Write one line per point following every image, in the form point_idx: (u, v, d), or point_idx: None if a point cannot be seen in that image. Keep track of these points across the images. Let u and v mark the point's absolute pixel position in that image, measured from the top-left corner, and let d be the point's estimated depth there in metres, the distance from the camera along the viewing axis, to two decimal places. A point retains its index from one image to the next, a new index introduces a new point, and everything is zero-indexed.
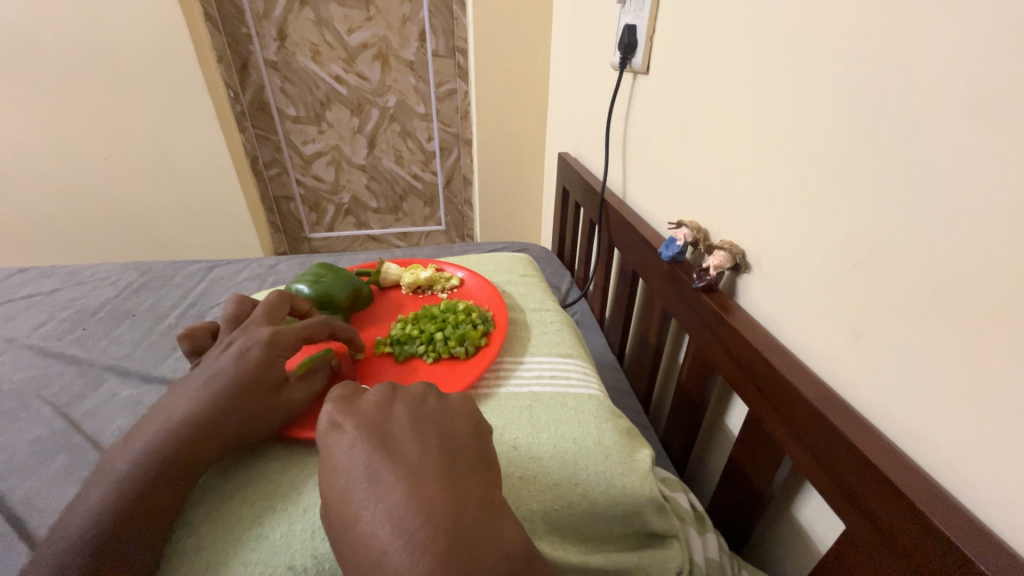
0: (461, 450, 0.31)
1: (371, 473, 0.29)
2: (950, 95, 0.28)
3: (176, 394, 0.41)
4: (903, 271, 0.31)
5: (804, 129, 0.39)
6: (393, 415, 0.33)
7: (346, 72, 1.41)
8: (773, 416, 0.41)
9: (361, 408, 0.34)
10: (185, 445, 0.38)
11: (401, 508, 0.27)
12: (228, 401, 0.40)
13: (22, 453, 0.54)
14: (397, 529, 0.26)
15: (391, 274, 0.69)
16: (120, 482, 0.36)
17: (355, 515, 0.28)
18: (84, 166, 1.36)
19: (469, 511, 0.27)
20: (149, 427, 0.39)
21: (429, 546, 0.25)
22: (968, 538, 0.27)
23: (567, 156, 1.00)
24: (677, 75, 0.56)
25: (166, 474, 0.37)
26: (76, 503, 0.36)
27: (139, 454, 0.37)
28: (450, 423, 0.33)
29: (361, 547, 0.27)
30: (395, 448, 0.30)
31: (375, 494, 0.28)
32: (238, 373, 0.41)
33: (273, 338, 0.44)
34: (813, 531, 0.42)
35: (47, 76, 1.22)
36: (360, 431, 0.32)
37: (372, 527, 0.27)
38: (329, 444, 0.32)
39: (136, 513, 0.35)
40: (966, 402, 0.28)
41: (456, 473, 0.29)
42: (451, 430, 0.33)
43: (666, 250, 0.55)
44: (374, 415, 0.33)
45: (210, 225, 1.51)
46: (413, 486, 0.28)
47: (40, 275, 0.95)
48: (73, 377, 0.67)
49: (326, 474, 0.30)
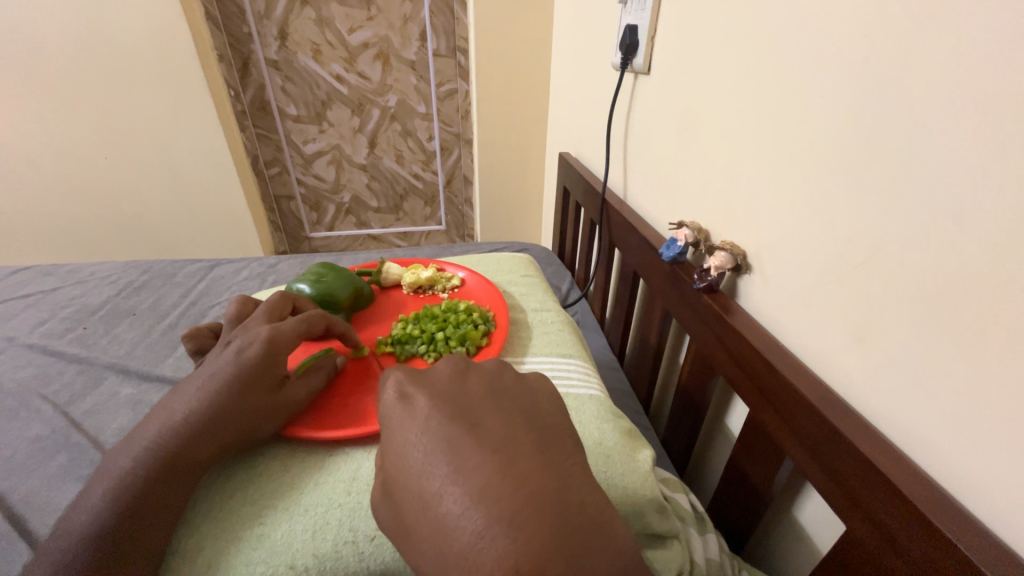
0: (547, 426, 0.30)
1: (455, 450, 0.28)
2: (951, 96, 0.28)
3: (176, 392, 0.41)
4: (905, 273, 0.31)
5: (806, 131, 0.39)
6: (468, 389, 0.32)
7: (348, 72, 1.41)
8: (774, 417, 0.41)
9: (432, 382, 0.32)
10: (185, 443, 0.38)
11: (493, 488, 0.26)
12: (226, 401, 0.40)
13: (22, 452, 0.54)
14: (491, 509, 0.26)
15: (392, 273, 0.69)
16: (121, 482, 0.36)
17: (439, 491, 0.27)
18: (85, 165, 1.36)
19: (566, 492, 0.27)
20: (150, 426, 0.39)
21: (530, 527, 0.25)
22: (968, 540, 0.27)
23: (568, 156, 1.00)
24: (679, 76, 0.56)
25: (165, 473, 0.37)
26: (79, 501, 0.36)
27: (142, 452, 0.37)
28: (530, 399, 0.32)
29: (448, 524, 0.27)
30: (473, 423, 0.29)
31: (462, 471, 0.27)
32: (238, 372, 0.41)
33: (271, 335, 0.44)
34: (814, 532, 0.42)
35: (48, 75, 1.22)
36: (437, 405, 0.30)
37: (460, 505, 0.26)
38: (403, 418, 0.31)
39: (137, 512, 0.35)
40: (967, 403, 0.28)
41: (548, 451, 0.29)
42: (535, 407, 0.32)
43: (667, 251, 0.55)
44: (449, 390, 0.32)
45: (210, 224, 1.50)
46: (503, 465, 0.27)
47: (41, 274, 0.95)
48: (73, 375, 0.67)
49: (403, 448, 0.30)
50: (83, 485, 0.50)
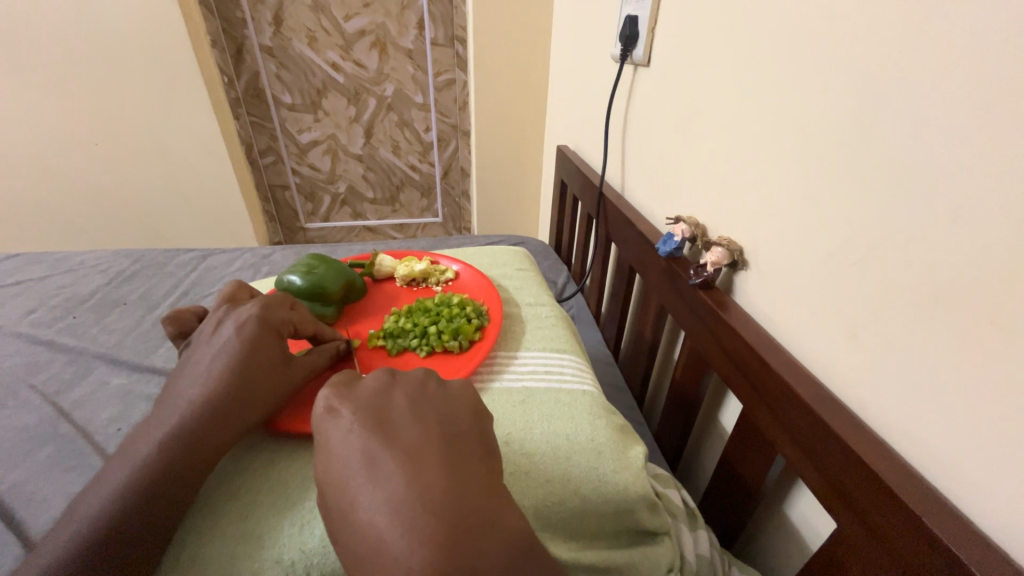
0: (463, 437, 0.31)
1: (368, 459, 0.28)
2: (950, 92, 0.27)
3: (181, 380, 0.41)
4: (902, 272, 0.31)
5: (806, 126, 0.38)
6: (392, 398, 0.32)
7: (344, 60, 1.39)
8: (767, 414, 0.41)
9: (358, 391, 0.33)
10: (197, 430, 0.38)
11: (401, 497, 0.27)
12: (233, 380, 0.40)
13: (11, 442, 0.54)
14: (399, 518, 0.26)
15: (384, 265, 0.68)
16: (133, 471, 0.36)
17: (353, 501, 0.28)
18: (75, 150, 1.34)
19: (475, 501, 0.27)
20: (160, 416, 0.39)
21: (434, 536, 0.25)
22: (957, 537, 0.27)
23: (566, 149, 0.99)
24: (679, 67, 0.55)
25: (178, 461, 0.37)
26: (89, 492, 0.36)
27: (156, 442, 0.37)
28: (446, 411, 0.32)
29: (362, 534, 0.27)
30: (393, 431, 0.30)
31: (375, 480, 0.28)
32: (240, 355, 0.41)
33: (267, 314, 0.44)
34: (804, 529, 0.42)
35: (37, 58, 1.19)
36: (357, 414, 0.31)
37: (372, 515, 0.27)
38: (324, 426, 0.31)
39: (150, 502, 0.35)
40: (960, 401, 0.28)
41: (461, 459, 0.29)
42: (451, 416, 0.32)
43: (664, 246, 0.54)
44: (373, 399, 0.32)
45: (204, 213, 1.49)
46: (414, 474, 0.27)
47: (31, 261, 0.94)
48: (62, 365, 0.66)
49: (322, 460, 0.30)
50: (72, 476, 0.49)
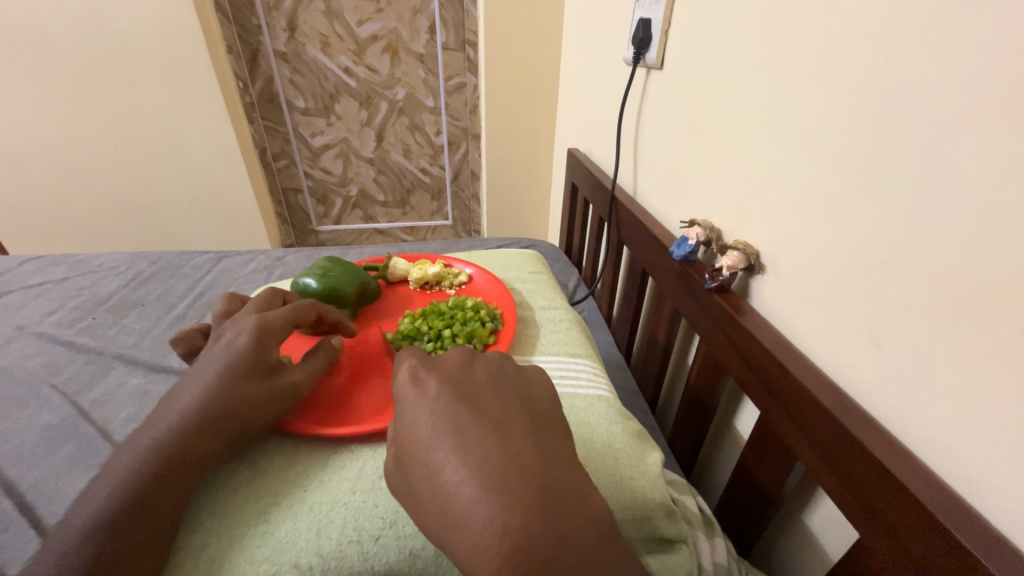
0: (544, 417, 0.31)
1: (457, 428, 0.29)
2: (971, 97, 0.27)
3: (175, 391, 0.41)
4: (924, 276, 0.30)
5: (825, 128, 0.37)
6: (474, 376, 0.33)
7: (356, 65, 1.41)
8: (785, 420, 0.40)
9: (441, 366, 0.34)
10: (183, 437, 0.38)
11: (490, 465, 0.28)
12: (217, 388, 0.40)
13: (33, 440, 0.55)
14: (488, 483, 0.27)
15: (398, 268, 0.68)
16: (124, 477, 0.37)
17: (441, 467, 0.28)
18: (96, 155, 1.37)
19: (558, 474, 0.28)
20: (152, 422, 0.40)
21: (523, 498, 0.27)
22: (984, 546, 0.26)
23: (577, 152, 0.99)
24: (692, 68, 0.55)
25: (169, 467, 0.37)
26: (81, 501, 0.36)
27: (142, 453, 0.38)
28: (528, 394, 0.33)
29: (448, 494, 0.28)
30: (478, 405, 0.31)
31: (464, 448, 0.28)
32: (232, 364, 0.42)
33: (259, 325, 0.44)
34: (824, 538, 0.41)
35: (60, 65, 1.22)
36: (445, 388, 0.32)
37: (459, 481, 0.27)
38: (411, 397, 0.32)
39: (142, 508, 0.35)
40: (982, 410, 0.28)
41: (544, 435, 0.30)
42: (532, 395, 0.33)
43: (678, 249, 0.54)
44: (457, 375, 0.33)
45: (218, 216, 1.51)
46: (503, 445, 0.28)
47: (52, 263, 0.96)
48: (82, 364, 0.68)
49: (406, 428, 0.31)
50: (90, 475, 0.50)
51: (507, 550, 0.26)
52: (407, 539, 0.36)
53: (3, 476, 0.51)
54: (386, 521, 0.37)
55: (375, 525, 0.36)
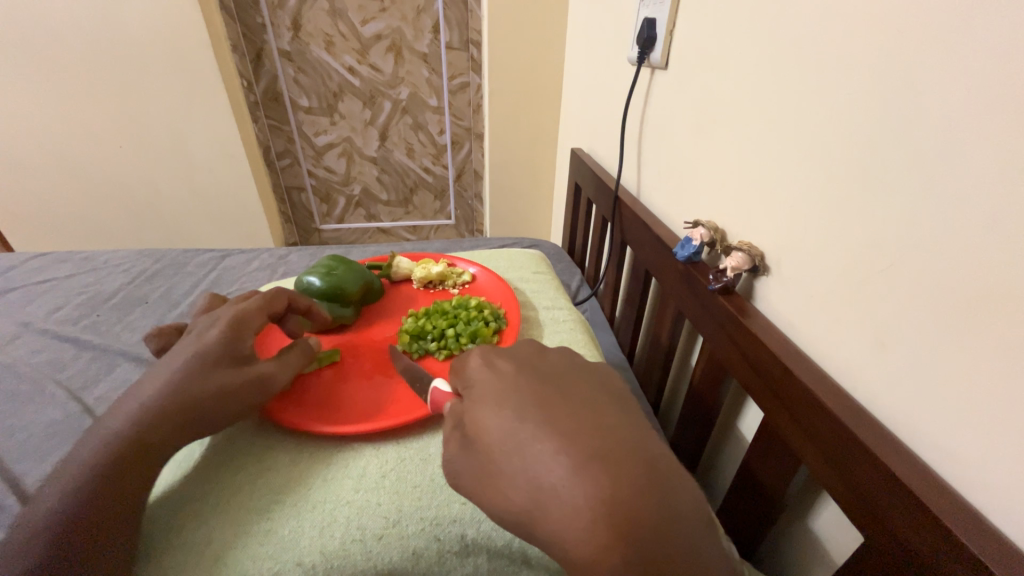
0: (615, 395, 0.32)
1: (536, 400, 0.30)
2: (977, 99, 0.27)
3: (138, 382, 0.39)
4: (930, 278, 0.30)
5: (831, 131, 0.37)
6: (546, 361, 0.35)
7: (360, 64, 1.41)
8: (790, 422, 0.40)
9: (513, 356, 0.36)
10: (146, 428, 0.37)
11: (579, 432, 0.28)
12: (187, 377, 0.39)
13: (37, 436, 0.55)
14: (579, 447, 0.27)
15: (401, 267, 0.68)
16: (83, 474, 0.34)
17: (528, 437, 0.28)
18: (101, 154, 1.38)
19: (646, 443, 0.28)
20: (110, 415, 0.38)
21: (614, 459, 0.26)
22: (987, 548, 0.26)
23: (580, 151, 0.99)
24: (697, 68, 0.55)
25: (134, 463, 0.36)
26: (37, 501, 0.34)
27: (102, 448, 0.36)
28: (602, 376, 0.34)
29: (531, 463, 0.27)
30: (552, 385, 0.32)
31: (551, 418, 0.29)
32: (204, 354, 0.41)
33: (234, 316, 0.44)
34: (828, 541, 0.41)
35: (65, 63, 1.23)
36: (522, 371, 0.33)
37: (545, 447, 0.27)
38: (490, 379, 0.33)
39: (108, 505, 0.34)
40: (988, 415, 0.27)
41: (624, 409, 0.31)
42: (602, 381, 0.34)
43: (681, 250, 0.53)
44: (529, 362, 0.35)
45: (221, 214, 1.51)
46: (590, 415, 0.29)
47: (56, 260, 0.96)
48: (86, 361, 0.68)
49: (485, 406, 0.31)
50: None
51: (607, 514, 0.24)
52: (410, 538, 0.36)
53: (8, 472, 0.51)
54: (389, 521, 0.37)
55: (378, 524, 0.37)
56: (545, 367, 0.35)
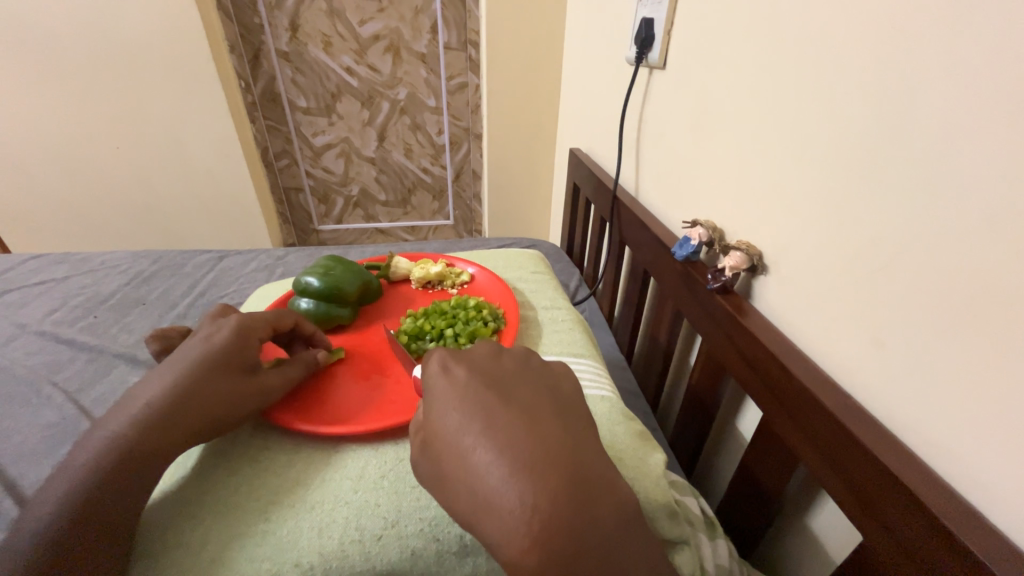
0: (566, 404, 0.32)
1: (486, 409, 0.30)
2: (974, 98, 0.27)
3: (141, 383, 0.41)
4: (928, 277, 0.30)
5: (829, 131, 0.37)
6: (501, 366, 0.34)
7: (358, 64, 1.41)
8: (788, 421, 0.40)
9: (471, 357, 0.35)
10: (146, 428, 0.38)
11: (522, 446, 0.28)
12: (190, 379, 0.40)
13: (35, 438, 0.55)
14: (520, 470, 0.27)
15: (400, 268, 0.68)
16: (82, 472, 0.36)
17: (473, 456, 0.28)
18: (99, 154, 1.37)
19: (586, 458, 0.29)
20: (113, 415, 0.39)
21: (552, 476, 0.27)
22: (984, 545, 0.26)
23: (578, 151, 0.99)
24: (695, 67, 0.55)
25: (132, 463, 0.36)
26: (39, 497, 0.35)
27: (101, 447, 0.37)
28: (557, 385, 0.34)
29: (475, 475, 0.28)
30: (505, 392, 0.31)
31: (495, 436, 0.29)
32: (209, 357, 0.42)
33: (240, 324, 0.45)
34: (826, 540, 0.41)
35: (62, 63, 1.23)
36: (475, 377, 0.32)
37: (489, 462, 0.28)
38: (441, 387, 0.32)
39: (106, 505, 0.35)
40: (986, 412, 0.28)
41: (570, 423, 0.31)
42: (556, 389, 0.34)
43: (680, 249, 0.53)
44: (486, 365, 0.34)
45: (219, 215, 1.51)
46: (533, 432, 0.29)
47: (53, 262, 0.96)
48: (84, 363, 0.68)
49: (436, 419, 0.31)
50: None
51: (539, 537, 0.26)
52: (409, 539, 0.36)
53: (5, 474, 0.51)
54: (388, 521, 0.37)
55: (378, 525, 0.37)
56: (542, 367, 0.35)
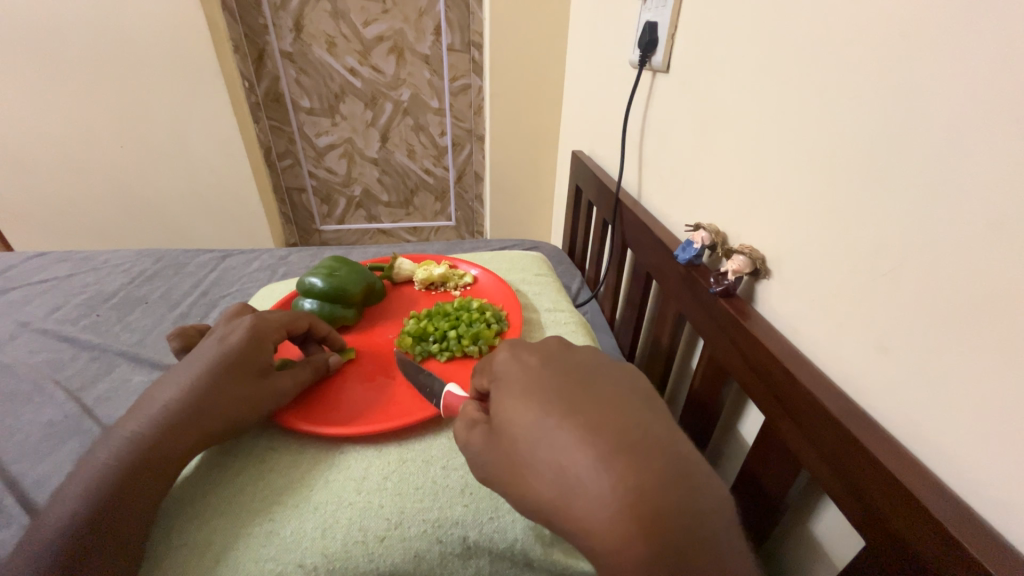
0: (644, 395, 0.32)
1: (562, 394, 0.30)
2: (978, 106, 0.27)
3: (159, 385, 0.41)
4: (930, 284, 0.30)
5: (832, 137, 0.37)
6: (576, 357, 0.35)
7: (362, 65, 1.41)
8: (790, 425, 0.40)
9: (540, 351, 0.36)
10: (162, 431, 0.38)
11: (606, 424, 0.27)
12: (204, 382, 0.40)
13: (36, 436, 0.55)
14: (604, 443, 0.26)
15: (403, 269, 0.68)
16: (97, 472, 0.35)
17: (555, 428, 0.28)
18: (102, 153, 1.38)
19: (676, 441, 0.27)
20: (132, 416, 0.39)
21: (642, 455, 0.26)
22: (985, 549, 0.26)
23: (581, 154, 0.99)
24: (699, 71, 0.55)
25: (148, 465, 0.36)
26: (56, 497, 0.35)
27: (119, 447, 0.37)
28: (633, 377, 0.33)
29: (556, 455, 0.27)
30: (581, 380, 0.32)
31: (580, 411, 0.29)
32: (222, 359, 0.42)
33: (253, 324, 0.45)
34: (828, 543, 0.41)
35: (67, 61, 1.23)
36: (550, 365, 0.34)
37: (571, 440, 0.27)
38: (517, 372, 0.34)
39: (123, 506, 0.35)
40: (989, 419, 0.28)
41: (656, 409, 0.30)
42: (631, 380, 0.33)
43: (682, 253, 0.53)
44: (556, 357, 0.35)
45: (221, 214, 1.51)
46: (618, 409, 0.29)
47: (56, 260, 0.96)
48: (86, 362, 0.68)
49: (513, 396, 0.32)
50: None
51: (633, 504, 0.24)
52: (412, 540, 0.36)
53: (6, 471, 0.51)
54: (392, 522, 0.37)
55: (381, 526, 0.37)
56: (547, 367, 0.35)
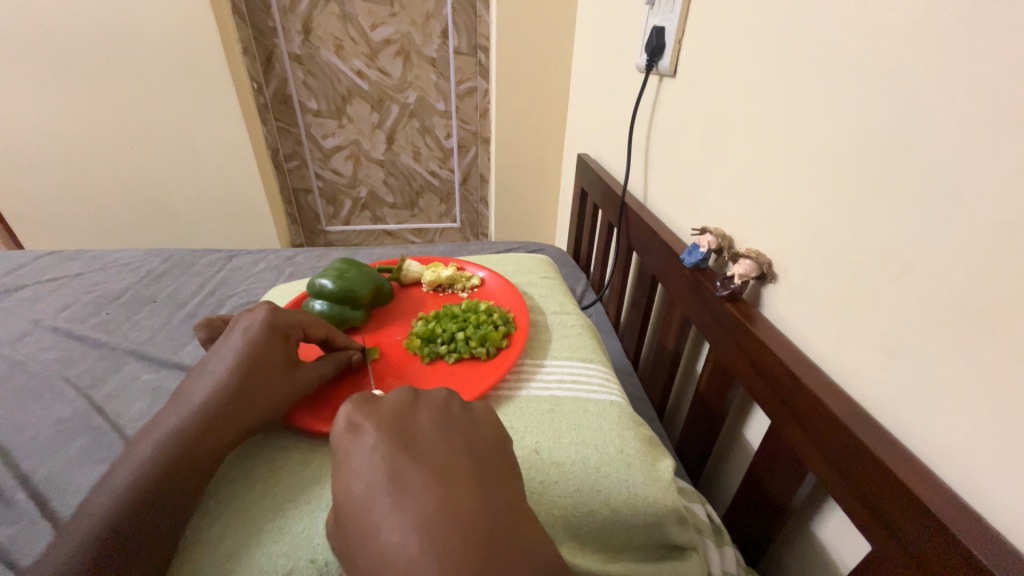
0: (490, 460, 0.30)
1: (394, 476, 0.28)
2: (984, 115, 0.27)
3: (191, 380, 0.41)
4: (936, 291, 0.30)
5: (840, 143, 0.37)
6: (416, 420, 0.32)
7: (369, 68, 1.42)
8: (797, 429, 0.40)
9: (382, 409, 0.32)
10: (197, 427, 0.38)
11: (433, 518, 0.26)
12: (231, 379, 0.41)
13: (46, 433, 0.56)
14: (428, 541, 0.25)
15: (411, 271, 0.69)
16: (141, 466, 0.36)
17: (376, 524, 0.26)
18: (112, 153, 1.39)
19: (504, 524, 0.26)
20: (167, 413, 0.39)
21: (466, 552, 0.24)
22: (992, 552, 0.26)
23: (587, 157, 0.99)
24: (705, 77, 0.55)
25: (185, 460, 0.37)
26: (97, 490, 0.36)
27: (158, 442, 0.37)
28: (478, 438, 0.31)
29: (385, 555, 0.25)
30: (419, 450, 0.29)
31: (403, 500, 0.27)
32: (248, 356, 0.42)
33: (271, 320, 0.45)
34: (834, 548, 0.41)
35: (79, 63, 1.25)
36: (383, 434, 0.30)
37: (399, 538, 0.25)
38: (348, 447, 0.30)
39: (163, 501, 0.35)
40: (993, 424, 0.28)
41: (488, 480, 0.29)
42: (476, 440, 0.31)
43: (689, 257, 0.54)
44: (398, 418, 0.31)
45: (228, 215, 1.52)
46: (444, 490, 0.27)
47: (66, 259, 0.97)
48: (95, 360, 0.68)
49: (344, 480, 0.29)
50: (102, 469, 0.51)
51: None
52: None
53: (17, 468, 0.51)
54: None
55: None
56: (488, 409, 0.34)
